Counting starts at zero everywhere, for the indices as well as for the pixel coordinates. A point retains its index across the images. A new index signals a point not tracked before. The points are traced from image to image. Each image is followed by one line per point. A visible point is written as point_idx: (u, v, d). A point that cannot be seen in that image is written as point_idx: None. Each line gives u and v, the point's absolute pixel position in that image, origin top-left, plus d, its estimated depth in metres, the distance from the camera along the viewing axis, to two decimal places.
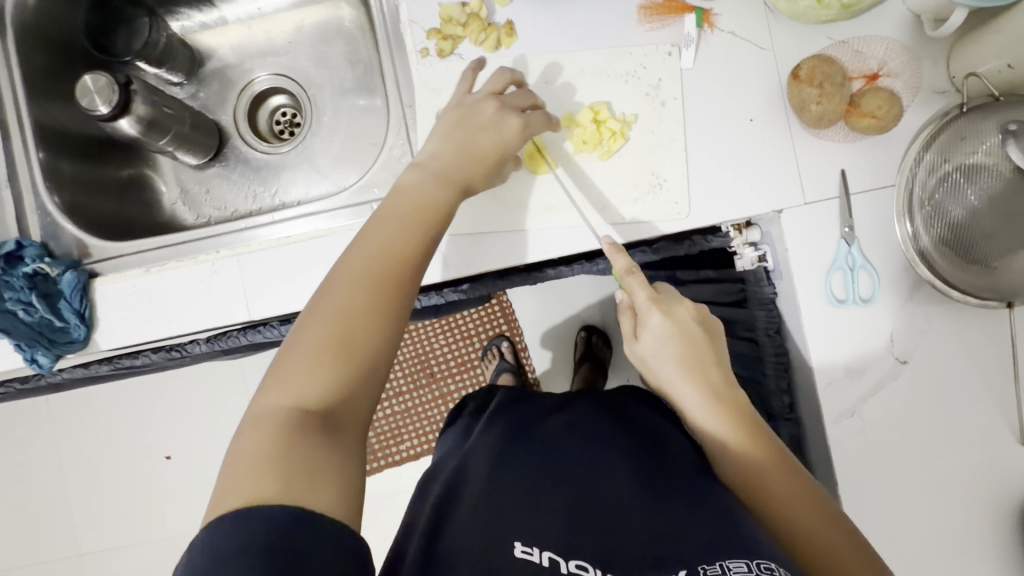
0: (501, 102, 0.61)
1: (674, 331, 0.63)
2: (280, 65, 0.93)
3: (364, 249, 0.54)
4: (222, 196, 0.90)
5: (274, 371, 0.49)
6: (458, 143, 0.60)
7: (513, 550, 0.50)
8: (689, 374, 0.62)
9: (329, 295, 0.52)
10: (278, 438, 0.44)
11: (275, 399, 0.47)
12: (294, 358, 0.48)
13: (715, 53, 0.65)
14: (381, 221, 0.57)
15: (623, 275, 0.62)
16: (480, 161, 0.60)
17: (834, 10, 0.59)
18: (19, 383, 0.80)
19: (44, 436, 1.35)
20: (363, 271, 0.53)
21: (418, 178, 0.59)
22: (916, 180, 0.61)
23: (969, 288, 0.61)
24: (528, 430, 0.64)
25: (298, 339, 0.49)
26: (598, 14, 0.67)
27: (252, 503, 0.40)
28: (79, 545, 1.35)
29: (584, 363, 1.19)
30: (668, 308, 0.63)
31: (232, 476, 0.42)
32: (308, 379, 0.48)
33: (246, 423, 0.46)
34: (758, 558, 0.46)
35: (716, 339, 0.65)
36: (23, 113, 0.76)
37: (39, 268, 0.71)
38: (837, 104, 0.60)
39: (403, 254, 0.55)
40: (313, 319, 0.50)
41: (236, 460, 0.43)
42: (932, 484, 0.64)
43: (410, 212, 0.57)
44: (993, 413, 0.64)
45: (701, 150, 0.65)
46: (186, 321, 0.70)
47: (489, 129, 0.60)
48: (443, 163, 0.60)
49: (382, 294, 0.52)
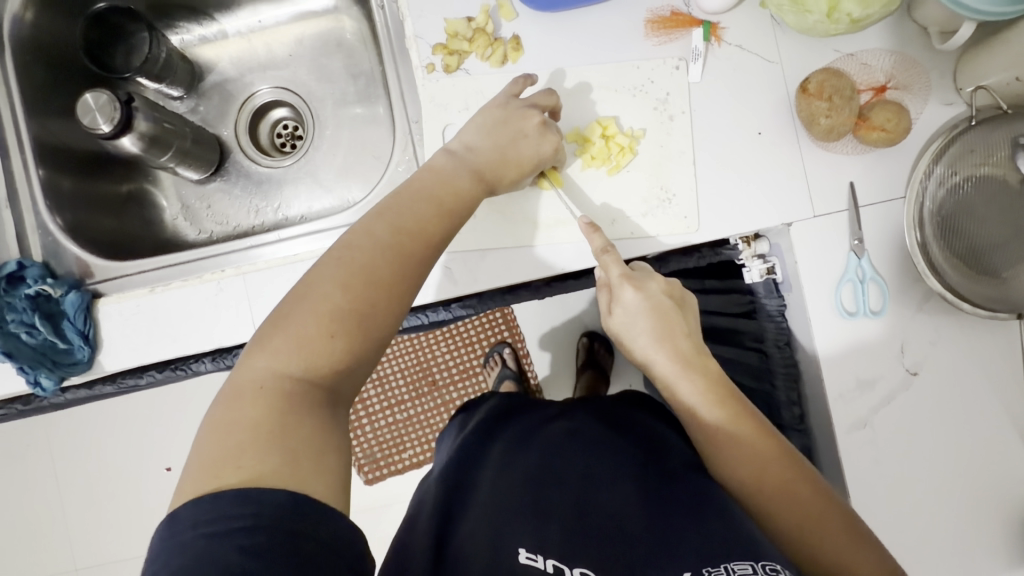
0: (545, 118, 0.61)
1: (650, 304, 0.62)
2: (281, 78, 0.92)
3: (394, 221, 0.54)
4: (223, 211, 0.89)
5: (279, 322, 0.48)
6: (474, 157, 0.60)
7: (517, 558, 0.50)
8: (662, 343, 0.61)
9: (356, 260, 0.51)
10: (276, 406, 0.44)
11: (279, 355, 0.46)
12: (308, 316, 0.48)
13: (723, 66, 0.65)
14: (410, 197, 0.56)
15: (598, 253, 0.62)
16: (515, 165, 0.61)
17: (843, 25, 0.59)
18: (20, 405, 0.77)
19: (42, 451, 1.33)
20: (394, 245, 0.52)
21: (456, 167, 0.59)
22: (927, 193, 0.61)
23: (978, 300, 0.61)
24: (530, 439, 0.64)
25: (315, 297, 0.48)
26: (605, 27, 0.67)
27: (249, 482, 0.39)
28: (79, 561, 1.33)
29: (586, 370, 1.20)
30: (641, 284, 0.62)
31: (220, 446, 0.41)
32: (321, 344, 0.47)
33: (243, 385, 0.45)
34: (763, 560, 0.45)
35: (687, 310, 0.65)
36: (23, 130, 0.75)
37: (41, 289, 0.70)
38: (846, 117, 0.60)
39: (429, 238, 0.55)
40: (336, 278, 0.49)
41: (222, 425, 0.43)
42: (943, 493, 0.64)
43: (436, 190, 0.57)
44: (1003, 422, 0.64)
45: (709, 163, 0.65)
46: (192, 341, 0.69)
47: (531, 139, 0.61)
48: (480, 157, 0.60)
49: (405, 273, 0.52)
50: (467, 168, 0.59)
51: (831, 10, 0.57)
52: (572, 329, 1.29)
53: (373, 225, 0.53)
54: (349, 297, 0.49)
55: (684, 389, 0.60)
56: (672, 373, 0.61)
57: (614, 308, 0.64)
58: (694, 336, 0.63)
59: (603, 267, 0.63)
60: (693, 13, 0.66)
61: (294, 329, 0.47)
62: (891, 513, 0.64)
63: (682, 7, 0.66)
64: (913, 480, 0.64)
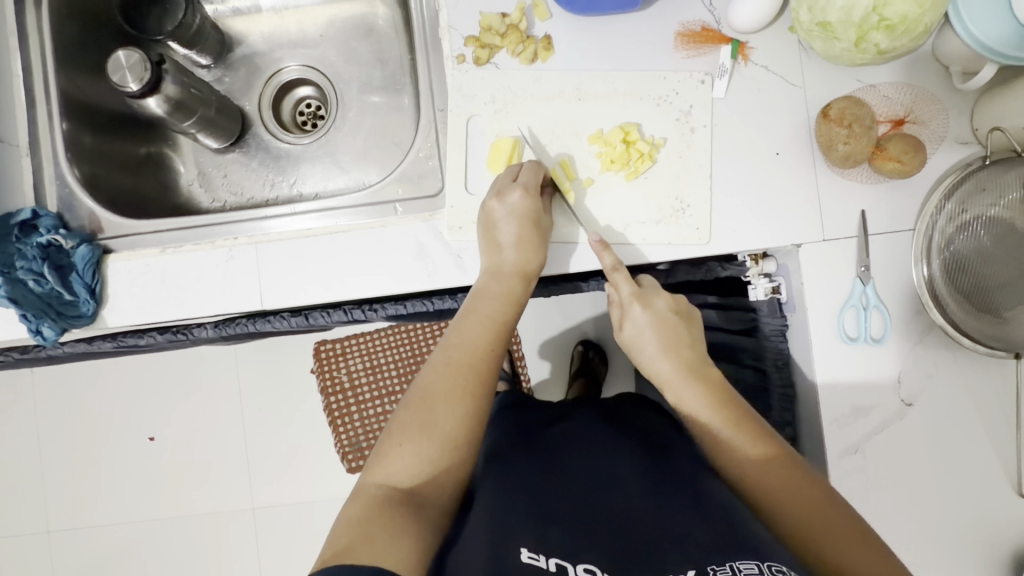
0: (498, 192, 0.63)
1: (653, 318, 0.63)
2: (310, 56, 0.93)
3: (458, 340, 0.59)
4: (239, 182, 0.89)
5: (375, 450, 0.54)
6: (503, 260, 0.62)
7: (519, 557, 0.49)
8: (669, 353, 0.62)
9: (427, 383, 0.56)
10: (372, 511, 0.48)
11: (374, 473, 0.52)
12: (397, 439, 0.53)
13: (748, 85, 0.67)
14: (468, 316, 0.60)
15: (609, 271, 0.63)
16: (533, 246, 0.63)
17: (869, 55, 0.60)
18: (18, 353, 0.77)
19: (27, 407, 1.33)
20: (458, 359, 0.57)
21: (490, 276, 0.62)
22: (936, 227, 0.63)
23: (978, 336, 0.62)
24: (532, 441, 0.66)
25: (402, 423, 0.54)
26: (636, 37, 0.68)
27: (337, 556, 0.44)
28: (52, 521, 1.32)
29: (579, 378, 1.20)
30: (648, 298, 0.64)
31: (327, 544, 0.46)
32: (411, 458, 0.52)
33: (347, 499, 0.51)
34: (769, 561, 0.46)
35: (694, 325, 0.66)
36: (51, 81, 0.76)
37: (54, 239, 0.70)
38: (865, 145, 0.61)
39: (485, 349, 0.59)
40: (409, 407, 0.55)
41: (337, 527, 0.48)
42: (927, 524, 0.65)
43: (494, 304, 0.61)
44: (992, 459, 0.64)
45: (725, 179, 0.66)
46: (197, 305, 0.70)
47: (510, 218, 0.62)
48: (510, 261, 0.62)
49: (471, 385, 0.56)
50: (503, 275, 0.62)
51: (859, 39, 0.58)
52: (568, 335, 1.30)
53: (441, 349, 0.59)
54: (426, 417, 0.54)
55: (662, 368, 0.62)
56: (673, 379, 0.61)
57: (624, 323, 0.65)
58: (697, 348, 0.64)
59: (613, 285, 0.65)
60: (723, 30, 0.67)
61: (386, 452, 0.53)
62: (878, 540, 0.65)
63: (713, 23, 0.67)
64: (901, 511, 0.65)
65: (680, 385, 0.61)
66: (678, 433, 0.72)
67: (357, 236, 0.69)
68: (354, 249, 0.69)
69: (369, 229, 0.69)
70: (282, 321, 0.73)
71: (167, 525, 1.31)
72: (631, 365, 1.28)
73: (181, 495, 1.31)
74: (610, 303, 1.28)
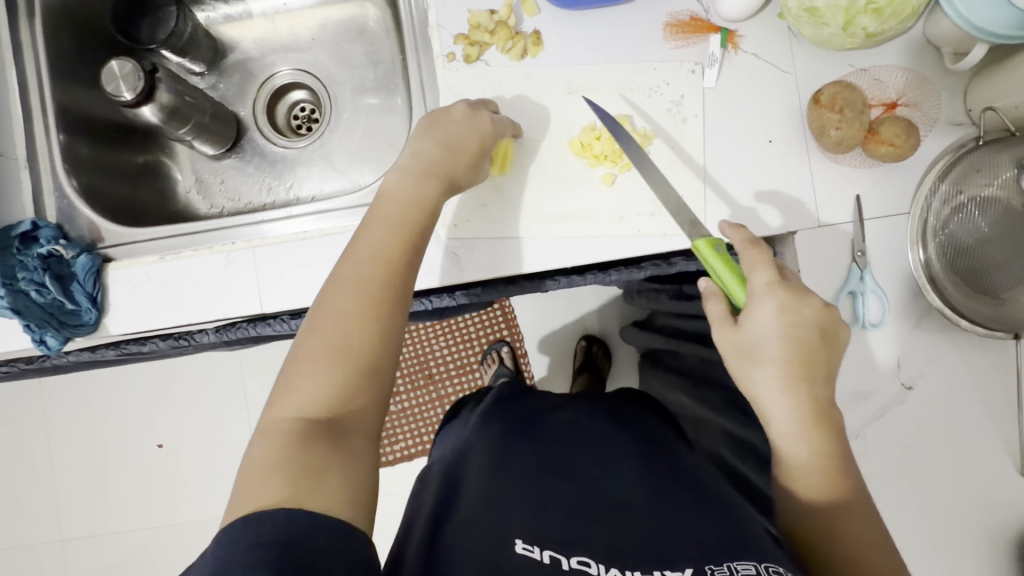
0: (469, 105, 0.64)
1: (790, 326, 0.53)
2: (303, 60, 0.93)
3: (366, 252, 0.55)
4: (236, 188, 0.90)
5: (283, 382, 0.50)
6: (423, 164, 0.60)
7: (513, 546, 0.50)
8: (793, 385, 0.53)
9: (334, 302, 0.53)
10: (287, 445, 0.46)
11: (285, 405, 0.49)
12: (306, 368, 0.50)
13: (738, 73, 0.66)
14: (377, 223, 0.57)
15: (744, 249, 0.56)
16: (459, 152, 0.61)
17: (858, 39, 0.60)
18: (24, 364, 0.78)
19: (36, 418, 1.34)
20: (365, 271, 0.54)
21: (400, 180, 0.60)
22: (931, 211, 0.63)
23: (976, 318, 0.62)
24: (532, 431, 0.66)
25: (310, 351, 0.51)
26: (625, 28, 0.68)
27: (267, 504, 0.42)
28: (65, 530, 1.33)
29: (582, 372, 1.21)
30: (788, 301, 0.53)
31: (242, 487, 0.44)
32: (320, 383, 0.49)
33: (257, 435, 0.48)
34: (766, 561, 0.47)
35: (833, 348, 0.55)
36: (47, 93, 0.76)
37: (54, 249, 0.71)
38: (856, 130, 0.61)
39: (396, 257, 0.56)
40: (315, 328, 0.52)
41: (251, 469, 0.45)
42: (931, 508, 0.65)
43: (402, 210, 0.58)
44: (994, 440, 0.64)
45: (719, 168, 0.66)
46: (197, 310, 0.70)
47: (465, 123, 0.62)
48: (433, 161, 0.61)
49: (380, 296, 0.53)
50: (420, 179, 0.60)
51: (847, 23, 0.58)
52: (570, 331, 1.30)
53: (346, 263, 0.55)
54: (332, 337, 0.51)
55: (780, 400, 0.53)
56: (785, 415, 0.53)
57: (747, 320, 0.54)
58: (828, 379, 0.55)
59: (749, 270, 0.55)
60: (712, 19, 0.67)
61: (295, 383, 0.50)
62: None
63: (702, 13, 0.67)
64: (903, 494, 0.65)
65: (794, 429, 0.53)
66: (673, 430, 0.73)
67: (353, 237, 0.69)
68: None
69: None
70: (282, 323, 0.73)
71: (178, 531, 1.32)
72: (634, 359, 1.28)
73: (192, 501, 1.32)
74: (610, 297, 1.28)
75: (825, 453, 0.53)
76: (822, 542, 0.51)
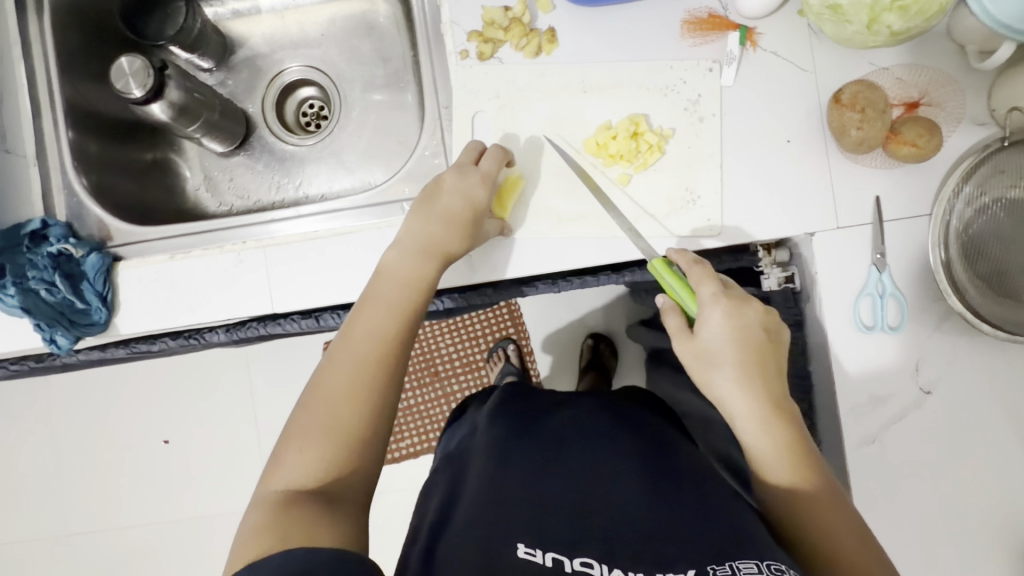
0: (460, 168, 0.63)
1: (736, 330, 0.56)
2: (312, 56, 0.92)
3: (363, 332, 0.57)
4: (245, 185, 0.89)
5: (277, 452, 0.52)
6: (421, 240, 0.61)
7: (516, 553, 0.49)
8: (749, 382, 0.55)
9: (330, 381, 0.54)
10: (277, 511, 0.47)
11: (278, 477, 0.50)
12: (299, 443, 0.51)
13: (757, 71, 0.65)
14: (374, 301, 0.58)
15: (690, 265, 0.60)
16: (457, 230, 0.61)
17: (881, 37, 0.59)
18: (33, 362, 0.77)
19: (44, 414, 1.34)
20: (360, 353, 0.55)
21: (400, 258, 0.60)
22: (954, 213, 0.61)
23: (998, 321, 0.61)
24: (534, 429, 0.65)
25: (304, 427, 0.52)
26: (641, 25, 0.67)
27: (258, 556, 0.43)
28: (72, 525, 1.34)
29: (589, 371, 1.20)
30: (735, 309, 0.57)
31: (232, 555, 0.45)
32: (312, 459, 0.51)
33: (252, 504, 0.49)
34: (768, 559, 0.46)
35: (780, 349, 0.58)
36: (56, 90, 0.76)
37: (64, 248, 0.71)
38: (878, 130, 0.60)
39: (390, 339, 0.57)
40: (310, 405, 0.53)
41: (243, 534, 0.46)
42: (949, 513, 0.64)
43: (401, 290, 0.59)
44: (1013, 445, 0.64)
45: (736, 168, 0.65)
46: (207, 310, 0.70)
47: (459, 192, 0.61)
48: (431, 236, 0.61)
49: (375, 378, 0.55)
50: (419, 256, 0.60)
51: (871, 21, 0.57)
52: (577, 329, 1.29)
53: (343, 341, 0.57)
54: (327, 414, 0.53)
55: (739, 400, 0.55)
56: (749, 414, 0.54)
57: (698, 331, 0.58)
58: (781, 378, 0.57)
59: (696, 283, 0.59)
60: (730, 17, 0.66)
61: (288, 456, 0.51)
62: (895, 528, 0.64)
63: (720, 10, 0.66)
64: (920, 499, 0.64)
65: (755, 425, 0.54)
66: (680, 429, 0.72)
67: (365, 236, 0.69)
68: (363, 249, 0.69)
69: (376, 229, 0.69)
70: (292, 322, 0.73)
71: (184, 526, 1.32)
72: (641, 358, 1.28)
73: (197, 496, 1.33)
74: (618, 296, 1.27)
75: (792, 442, 0.53)
76: (823, 539, 0.50)
